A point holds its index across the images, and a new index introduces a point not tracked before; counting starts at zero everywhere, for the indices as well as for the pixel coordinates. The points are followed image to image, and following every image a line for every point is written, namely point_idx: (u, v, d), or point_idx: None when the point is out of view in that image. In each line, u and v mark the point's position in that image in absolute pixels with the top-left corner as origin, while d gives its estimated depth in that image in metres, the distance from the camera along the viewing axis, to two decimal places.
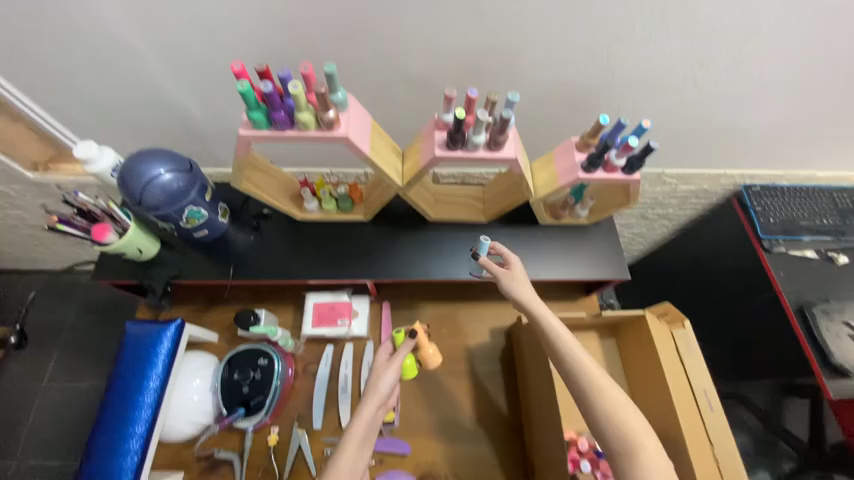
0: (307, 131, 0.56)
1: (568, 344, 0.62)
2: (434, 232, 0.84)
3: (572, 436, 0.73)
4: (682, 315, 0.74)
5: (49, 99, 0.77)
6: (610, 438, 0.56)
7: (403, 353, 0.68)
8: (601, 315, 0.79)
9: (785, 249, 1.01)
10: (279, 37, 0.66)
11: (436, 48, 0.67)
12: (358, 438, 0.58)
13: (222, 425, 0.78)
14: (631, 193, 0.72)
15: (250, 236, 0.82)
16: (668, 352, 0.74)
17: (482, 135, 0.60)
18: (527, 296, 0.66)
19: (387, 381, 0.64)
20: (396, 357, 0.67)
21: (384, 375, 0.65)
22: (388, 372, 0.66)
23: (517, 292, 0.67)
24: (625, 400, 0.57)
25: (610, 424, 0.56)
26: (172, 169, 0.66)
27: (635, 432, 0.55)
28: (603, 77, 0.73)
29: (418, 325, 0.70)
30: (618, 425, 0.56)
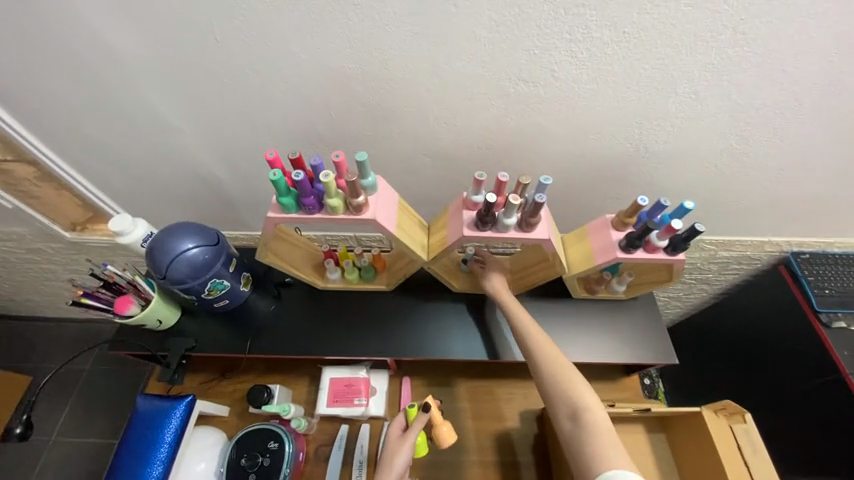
0: (335, 215, 0.56)
1: (532, 335, 0.65)
2: (458, 304, 0.80)
3: None
4: (743, 408, 0.66)
5: (95, 171, 0.82)
6: (566, 420, 0.57)
7: (417, 433, 0.66)
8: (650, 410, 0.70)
9: (846, 324, 0.90)
10: (311, 117, 0.68)
11: (464, 126, 0.68)
12: None
13: None
14: (675, 271, 0.67)
15: (271, 304, 0.80)
16: (732, 454, 0.64)
17: (513, 217, 0.58)
18: (498, 285, 0.72)
19: (399, 465, 0.63)
20: (408, 436, 0.66)
21: (398, 455, 0.64)
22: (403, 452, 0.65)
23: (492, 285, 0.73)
24: (581, 381, 0.59)
25: (564, 402, 0.58)
26: (199, 243, 0.66)
27: (578, 391, 0.58)
28: (634, 150, 0.71)
29: (431, 402, 0.68)
30: (558, 381, 0.60)
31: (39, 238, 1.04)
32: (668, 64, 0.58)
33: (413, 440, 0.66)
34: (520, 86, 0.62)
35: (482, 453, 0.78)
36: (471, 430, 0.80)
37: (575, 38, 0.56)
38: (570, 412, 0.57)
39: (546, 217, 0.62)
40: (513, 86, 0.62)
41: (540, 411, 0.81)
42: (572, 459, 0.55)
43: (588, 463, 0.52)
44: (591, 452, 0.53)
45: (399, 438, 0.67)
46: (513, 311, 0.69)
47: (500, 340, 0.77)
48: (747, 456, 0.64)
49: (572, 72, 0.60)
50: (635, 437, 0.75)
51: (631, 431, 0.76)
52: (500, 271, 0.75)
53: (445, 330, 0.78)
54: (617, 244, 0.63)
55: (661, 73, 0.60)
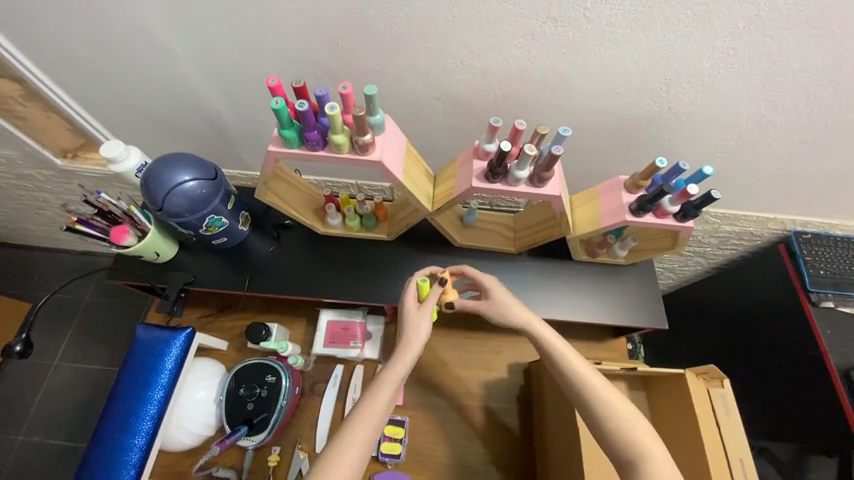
0: (340, 153, 0.54)
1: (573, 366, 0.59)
2: (457, 258, 0.80)
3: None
4: (723, 374, 0.68)
5: (82, 92, 0.76)
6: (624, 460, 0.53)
7: (433, 302, 0.64)
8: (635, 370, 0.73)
9: (833, 304, 0.92)
10: (317, 46, 0.63)
11: (481, 68, 0.63)
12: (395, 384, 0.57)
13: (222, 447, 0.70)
14: (680, 240, 0.66)
15: (269, 246, 0.79)
16: (705, 415, 0.67)
17: (526, 170, 0.55)
18: (520, 312, 0.65)
19: (423, 332, 0.62)
20: (426, 307, 0.63)
21: (420, 325, 0.62)
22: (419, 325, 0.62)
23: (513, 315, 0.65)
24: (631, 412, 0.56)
25: (624, 444, 0.53)
26: (197, 177, 0.63)
27: (631, 426, 0.54)
28: (657, 109, 0.67)
29: (445, 273, 0.66)
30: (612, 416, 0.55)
31: (27, 163, 1.00)
32: (712, 12, 0.53)
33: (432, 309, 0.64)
34: (547, 25, 0.56)
35: (470, 399, 0.82)
36: (461, 378, 0.83)
37: None
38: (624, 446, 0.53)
39: (560, 175, 0.60)
40: (540, 25, 0.56)
41: (527, 365, 0.84)
42: None
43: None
44: None
45: (417, 311, 0.63)
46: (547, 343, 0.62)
47: None
48: (718, 416, 0.67)
49: (605, 14, 0.54)
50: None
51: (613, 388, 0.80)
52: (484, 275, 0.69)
53: None
54: (627, 207, 0.62)
55: (702, 23, 0.54)
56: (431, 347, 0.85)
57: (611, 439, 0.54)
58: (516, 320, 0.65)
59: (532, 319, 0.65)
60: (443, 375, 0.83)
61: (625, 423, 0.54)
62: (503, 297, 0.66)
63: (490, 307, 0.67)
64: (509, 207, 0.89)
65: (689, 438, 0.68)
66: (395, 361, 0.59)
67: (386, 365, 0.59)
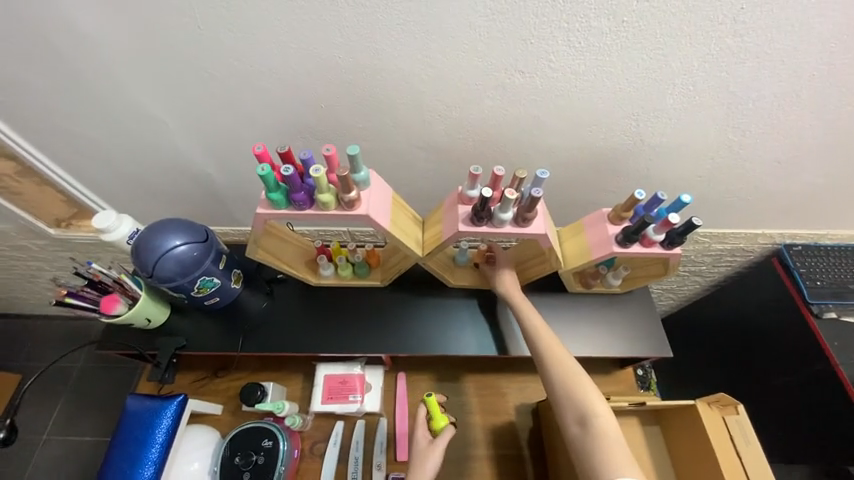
0: (327, 210, 0.55)
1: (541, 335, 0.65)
2: (453, 299, 0.79)
3: None
4: (736, 399, 0.66)
5: (77, 165, 0.79)
6: (574, 423, 0.57)
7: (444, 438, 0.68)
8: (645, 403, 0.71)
9: (837, 315, 0.91)
10: (301, 109, 0.66)
11: (458, 118, 0.66)
12: None
13: None
14: (671, 266, 0.66)
15: (262, 301, 0.78)
16: (724, 446, 0.64)
17: (509, 212, 0.57)
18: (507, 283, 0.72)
19: (431, 466, 0.64)
20: (437, 443, 0.67)
21: (429, 460, 0.65)
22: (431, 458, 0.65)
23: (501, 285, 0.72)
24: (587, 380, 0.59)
25: (572, 405, 0.58)
26: (187, 240, 0.64)
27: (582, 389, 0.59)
28: (631, 143, 0.70)
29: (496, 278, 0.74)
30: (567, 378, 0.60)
31: (21, 235, 1.01)
32: (667, 55, 0.57)
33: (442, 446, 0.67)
34: (517, 77, 0.60)
35: (479, 446, 0.78)
36: (468, 425, 0.80)
37: (573, 27, 0.54)
38: (578, 417, 0.57)
39: (544, 214, 0.61)
40: (509, 76, 0.60)
41: (535, 405, 0.81)
42: (582, 464, 0.54)
43: (598, 473, 0.52)
44: (600, 460, 0.53)
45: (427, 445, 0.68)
46: (524, 313, 0.68)
47: (495, 334, 0.76)
48: (738, 446, 0.64)
49: (569, 62, 0.58)
50: (628, 428, 0.76)
51: (626, 424, 0.77)
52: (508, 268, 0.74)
53: (441, 325, 0.77)
54: (613, 238, 0.63)
55: (660, 63, 0.58)
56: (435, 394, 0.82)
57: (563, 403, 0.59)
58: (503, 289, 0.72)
59: (514, 291, 0.71)
60: None
61: (585, 396, 0.58)
62: (507, 274, 0.73)
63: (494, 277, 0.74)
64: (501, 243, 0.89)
65: (711, 472, 0.65)
66: None
67: None
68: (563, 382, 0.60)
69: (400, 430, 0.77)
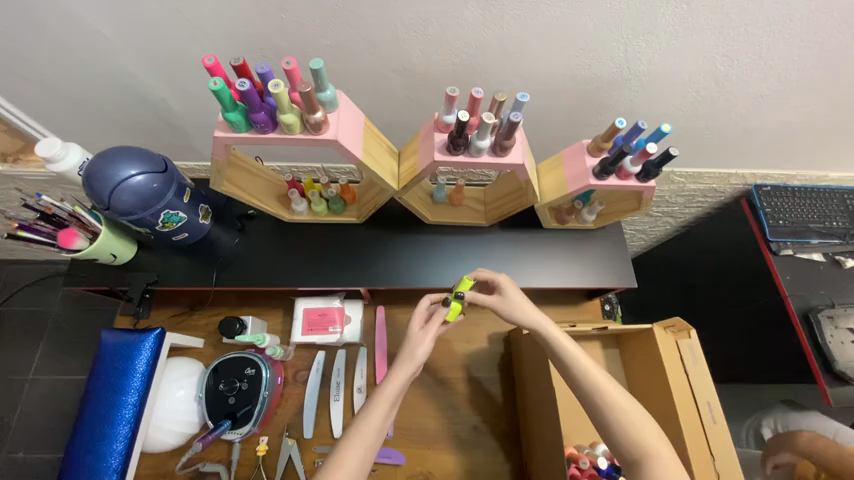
0: (292, 134, 0.51)
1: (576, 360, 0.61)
2: (430, 236, 0.79)
3: (574, 453, 0.67)
4: (689, 324, 0.71)
5: (8, 89, 0.70)
6: (628, 455, 0.55)
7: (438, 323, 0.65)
8: (607, 329, 0.76)
9: (792, 251, 0.97)
10: (259, 21, 0.59)
11: (436, 37, 0.61)
12: (389, 397, 0.59)
13: (206, 443, 0.69)
14: (644, 200, 0.67)
15: (235, 238, 0.76)
16: (674, 366, 0.71)
17: (487, 139, 0.54)
18: (528, 313, 0.65)
19: (420, 352, 0.62)
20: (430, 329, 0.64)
21: (420, 344, 0.63)
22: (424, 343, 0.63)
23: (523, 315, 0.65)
24: (631, 404, 0.57)
25: (622, 436, 0.55)
26: (144, 171, 0.60)
27: (629, 414, 0.56)
28: (618, 71, 0.67)
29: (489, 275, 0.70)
30: (614, 406, 0.57)
31: None
32: None
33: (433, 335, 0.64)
34: None
35: (455, 372, 0.83)
36: (444, 353, 0.84)
37: None
38: (631, 449, 0.55)
39: (523, 142, 0.59)
40: None
41: (507, 334, 0.86)
42: None
43: None
44: None
45: (421, 331, 0.65)
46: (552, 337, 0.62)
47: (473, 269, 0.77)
48: (687, 364, 0.71)
49: None
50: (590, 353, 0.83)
51: (588, 347, 0.83)
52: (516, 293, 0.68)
53: (418, 261, 0.78)
54: (591, 170, 0.62)
55: None
56: None
57: (615, 434, 0.56)
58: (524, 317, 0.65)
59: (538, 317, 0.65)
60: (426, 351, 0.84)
61: (634, 424, 0.56)
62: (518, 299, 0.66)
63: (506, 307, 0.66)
64: (479, 180, 0.88)
65: (659, 387, 0.72)
66: (389, 380, 0.60)
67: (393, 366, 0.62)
68: (609, 411, 0.57)
69: (379, 358, 0.81)
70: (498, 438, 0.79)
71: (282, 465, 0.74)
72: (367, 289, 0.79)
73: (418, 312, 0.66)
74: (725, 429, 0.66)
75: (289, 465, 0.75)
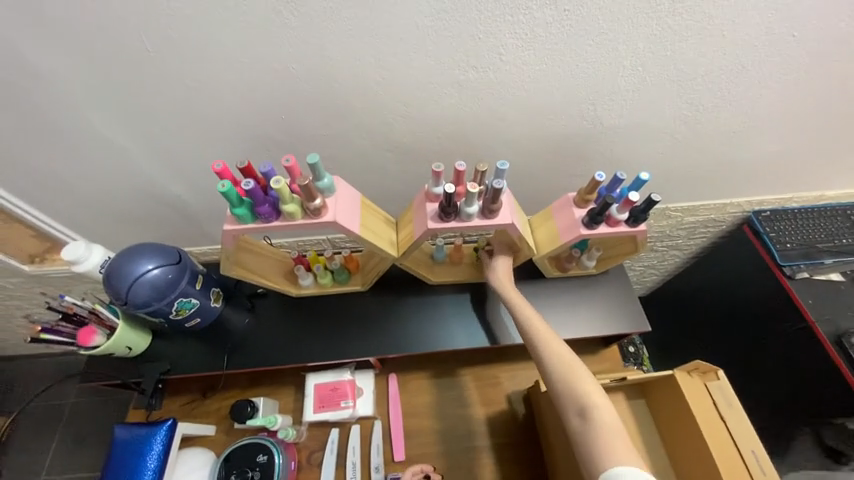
0: (294, 221, 0.55)
1: (536, 329, 0.65)
2: (435, 297, 0.80)
3: None
4: (715, 366, 0.69)
5: (43, 201, 0.77)
6: (575, 416, 0.55)
7: None
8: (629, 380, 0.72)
9: (809, 274, 0.95)
10: (263, 122, 0.66)
11: (420, 118, 0.67)
12: None
13: None
14: (639, 242, 0.68)
15: (245, 317, 0.78)
16: (708, 412, 0.67)
17: (475, 205, 0.58)
18: (502, 284, 0.71)
19: None
20: None
21: None
22: None
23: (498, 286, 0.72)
24: (582, 369, 0.59)
25: (569, 395, 0.57)
26: (160, 263, 0.64)
27: (576, 374, 0.58)
28: (591, 127, 0.72)
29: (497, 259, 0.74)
30: (562, 365, 0.60)
31: None
32: (612, 40, 0.59)
33: None
34: (470, 72, 0.61)
35: (476, 438, 0.79)
36: (463, 419, 0.80)
37: (518, 20, 0.56)
38: (579, 409, 0.55)
39: (510, 204, 0.62)
40: (463, 72, 0.61)
41: (526, 392, 0.82)
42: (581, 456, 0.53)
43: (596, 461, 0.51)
44: (601, 447, 0.51)
45: None
46: (518, 309, 0.68)
47: (482, 326, 0.77)
48: (721, 408, 0.67)
49: (519, 54, 0.60)
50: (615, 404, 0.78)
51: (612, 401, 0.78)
52: (505, 262, 0.74)
53: (425, 323, 0.78)
54: (580, 221, 0.64)
55: (607, 47, 0.60)
56: (428, 391, 0.83)
57: (561, 393, 0.58)
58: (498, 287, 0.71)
59: (511, 291, 0.71)
60: (443, 418, 0.80)
61: (580, 385, 0.57)
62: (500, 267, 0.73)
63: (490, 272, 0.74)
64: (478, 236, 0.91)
65: (697, 441, 0.66)
66: None
67: None
68: (558, 371, 0.59)
69: (395, 431, 0.78)
70: None
71: None
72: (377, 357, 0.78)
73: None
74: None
75: None
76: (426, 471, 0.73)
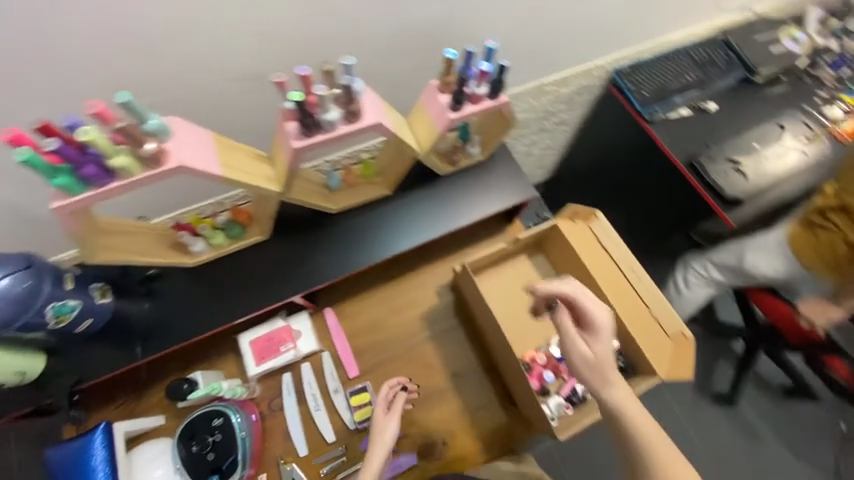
0: (134, 176, 0.50)
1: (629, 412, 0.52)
2: (341, 225, 0.79)
3: (531, 355, 0.76)
4: (593, 208, 0.81)
5: None
6: None
7: (402, 402, 0.70)
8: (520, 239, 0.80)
9: (664, 115, 1.09)
10: (65, 76, 0.55)
11: (256, 33, 0.60)
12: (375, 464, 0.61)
13: None
14: (508, 115, 0.73)
15: (144, 303, 0.73)
16: (593, 248, 0.80)
17: (334, 111, 0.54)
18: (587, 351, 0.55)
19: (388, 434, 0.65)
20: (394, 410, 0.69)
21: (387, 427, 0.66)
22: (391, 422, 0.67)
23: (580, 353, 0.55)
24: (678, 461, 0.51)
25: None
26: (7, 273, 0.55)
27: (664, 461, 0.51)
28: (442, 9, 0.70)
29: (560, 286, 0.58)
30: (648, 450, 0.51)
31: None
32: None
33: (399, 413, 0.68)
34: None
35: (419, 335, 0.86)
36: (403, 324, 0.87)
37: None
38: None
39: (372, 100, 0.59)
40: None
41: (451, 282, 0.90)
42: None
43: None
44: None
45: (385, 416, 0.68)
46: (607, 390, 0.53)
47: (393, 236, 0.79)
48: (603, 242, 0.80)
49: None
50: (520, 271, 0.84)
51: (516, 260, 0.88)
52: (590, 313, 0.57)
53: (340, 251, 0.78)
54: (447, 105, 0.65)
55: None
56: (365, 312, 0.87)
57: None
58: (582, 354, 0.55)
59: (602, 360, 0.55)
60: (386, 330, 0.86)
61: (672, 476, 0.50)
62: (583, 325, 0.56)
63: (569, 333, 0.56)
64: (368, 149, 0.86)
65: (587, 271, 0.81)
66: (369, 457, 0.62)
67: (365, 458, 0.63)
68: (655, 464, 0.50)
69: (344, 354, 0.83)
70: (477, 374, 0.84)
71: None
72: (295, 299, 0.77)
73: (383, 400, 0.70)
74: (650, 282, 0.78)
75: None
76: (404, 384, 0.74)
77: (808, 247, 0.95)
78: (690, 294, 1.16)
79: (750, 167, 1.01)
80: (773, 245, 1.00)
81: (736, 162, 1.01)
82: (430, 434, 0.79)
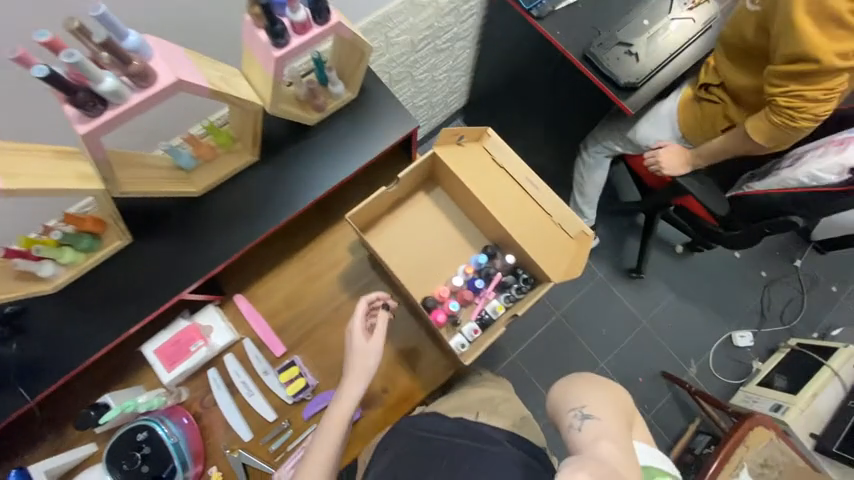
0: None
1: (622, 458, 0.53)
2: (213, 206, 0.71)
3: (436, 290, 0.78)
4: (485, 127, 0.79)
5: None
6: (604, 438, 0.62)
7: (382, 326, 0.71)
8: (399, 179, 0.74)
9: (553, 8, 1.00)
10: None
11: None
12: (354, 389, 0.68)
13: None
14: (356, 40, 0.64)
15: (11, 345, 0.65)
16: (491, 168, 0.80)
17: (107, 79, 0.46)
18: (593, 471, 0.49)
19: (368, 359, 0.69)
20: (376, 334, 0.70)
21: (367, 350, 0.69)
22: (371, 346, 0.70)
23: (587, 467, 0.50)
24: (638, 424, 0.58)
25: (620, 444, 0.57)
26: None
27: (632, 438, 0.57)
28: None
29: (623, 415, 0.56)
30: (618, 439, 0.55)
31: None
32: None
33: (380, 336, 0.70)
34: None
35: (339, 298, 0.83)
36: (321, 291, 0.84)
37: None
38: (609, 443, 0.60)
39: (165, 55, 0.50)
40: None
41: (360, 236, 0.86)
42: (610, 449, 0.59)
43: None
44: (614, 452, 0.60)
45: (365, 338, 0.70)
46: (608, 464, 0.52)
47: (275, 207, 0.72)
48: (499, 160, 0.80)
49: None
50: (419, 206, 0.81)
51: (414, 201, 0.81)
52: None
53: (217, 236, 0.70)
54: (268, 44, 0.55)
55: None
56: (279, 289, 0.83)
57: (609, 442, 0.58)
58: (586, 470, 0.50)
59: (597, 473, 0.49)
60: (304, 301, 0.83)
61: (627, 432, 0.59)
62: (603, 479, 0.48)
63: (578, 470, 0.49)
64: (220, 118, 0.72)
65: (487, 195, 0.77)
66: (346, 385, 0.68)
67: (343, 383, 0.69)
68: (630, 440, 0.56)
69: (265, 334, 0.80)
70: (404, 319, 0.83)
71: (243, 474, 0.75)
72: (184, 295, 0.71)
73: (361, 320, 0.70)
74: (549, 191, 0.78)
75: (250, 469, 0.76)
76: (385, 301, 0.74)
77: (689, 123, 1.04)
78: (592, 173, 1.21)
79: (642, 49, 0.96)
80: (662, 116, 1.07)
81: (628, 45, 0.96)
82: (370, 386, 0.80)
